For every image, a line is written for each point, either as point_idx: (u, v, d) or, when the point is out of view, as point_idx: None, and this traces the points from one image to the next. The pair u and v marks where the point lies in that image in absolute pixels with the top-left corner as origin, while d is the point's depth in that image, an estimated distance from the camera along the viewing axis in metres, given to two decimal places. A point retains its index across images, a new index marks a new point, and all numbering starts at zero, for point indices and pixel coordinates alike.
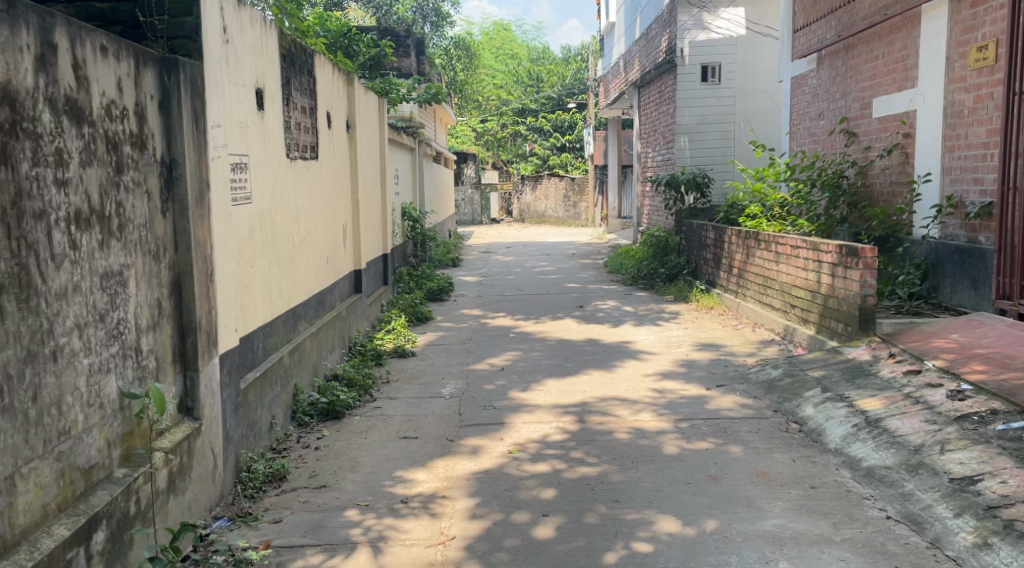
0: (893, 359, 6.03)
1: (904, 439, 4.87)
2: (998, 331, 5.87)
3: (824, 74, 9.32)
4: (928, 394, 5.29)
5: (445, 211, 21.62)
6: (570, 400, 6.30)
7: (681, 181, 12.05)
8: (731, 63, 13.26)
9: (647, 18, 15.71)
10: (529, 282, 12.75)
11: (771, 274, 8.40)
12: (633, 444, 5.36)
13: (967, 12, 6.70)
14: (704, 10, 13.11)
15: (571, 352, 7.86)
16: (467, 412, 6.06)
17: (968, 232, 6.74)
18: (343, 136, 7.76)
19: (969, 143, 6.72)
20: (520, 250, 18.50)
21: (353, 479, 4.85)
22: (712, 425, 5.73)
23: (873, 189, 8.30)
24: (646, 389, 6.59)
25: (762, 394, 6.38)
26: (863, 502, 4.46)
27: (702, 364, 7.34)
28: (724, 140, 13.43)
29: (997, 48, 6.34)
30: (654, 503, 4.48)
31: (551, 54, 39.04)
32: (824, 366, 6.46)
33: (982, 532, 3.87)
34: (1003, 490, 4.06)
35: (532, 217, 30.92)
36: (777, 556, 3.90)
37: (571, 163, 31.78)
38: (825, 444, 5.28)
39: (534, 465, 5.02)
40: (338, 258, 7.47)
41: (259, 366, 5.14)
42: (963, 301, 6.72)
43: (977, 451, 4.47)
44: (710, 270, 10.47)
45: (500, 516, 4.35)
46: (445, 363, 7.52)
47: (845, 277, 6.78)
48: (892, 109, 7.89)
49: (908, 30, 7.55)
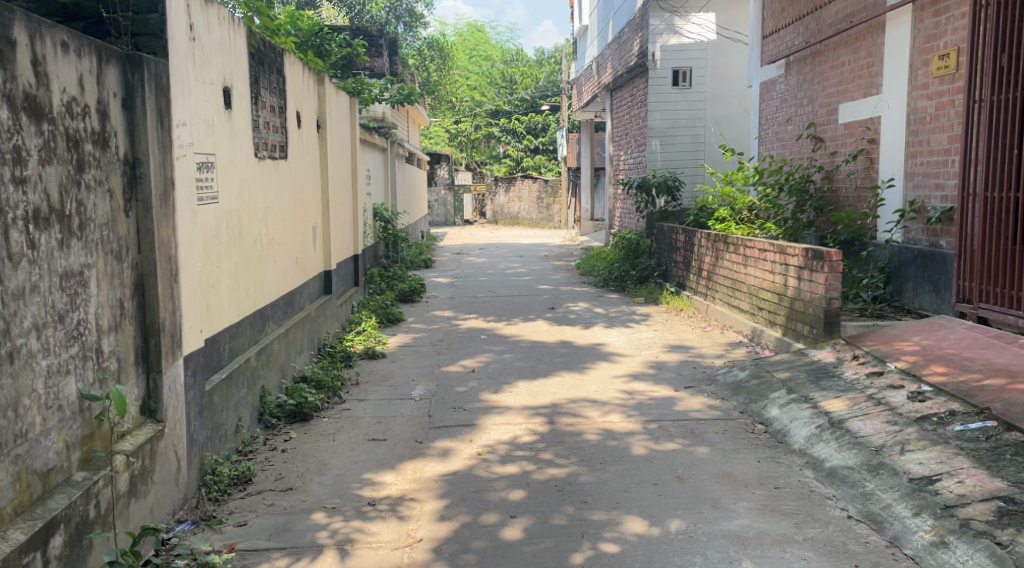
0: (857, 361, 6.13)
1: (866, 440, 4.95)
2: (957, 334, 5.95)
3: (791, 80, 9.40)
4: (889, 395, 5.39)
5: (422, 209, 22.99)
6: (540, 402, 6.33)
7: (653, 184, 12.00)
8: (702, 68, 13.33)
9: (619, 22, 15.82)
10: (502, 284, 12.77)
11: (739, 277, 8.48)
12: (602, 445, 5.40)
13: (930, 21, 6.80)
14: (676, 15, 13.17)
15: (542, 354, 7.87)
16: (436, 414, 6.07)
17: (930, 236, 6.85)
18: (312, 136, 7.72)
19: (931, 150, 6.83)
20: (494, 250, 18.92)
21: (321, 481, 4.84)
22: (679, 426, 5.77)
23: (838, 194, 8.38)
24: (616, 390, 6.63)
25: (729, 396, 6.45)
26: (826, 502, 4.52)
27: (671, 365, 7.41)
28: (694, 144, 13.51)
29: (959, 56, 6.45)
30: (622, 504, 4.51)
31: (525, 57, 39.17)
32: (790, 367, 6.53)
33: (939, 531, 3.95)
34: (961, 489, 4.15)
35: (506, 219, 31.13)
36: (740, 556, 3.95)
37: (544, 166, 31.46)
38: (790, 445, 5.35)
39: (502, 467, 5.03)
40: (307, 258, 7.42)
41: (224, 367, 5.10)
42: (925, 304, 6.82)
43: (935, 451, 4.55)
44: (680, 273, 10.55)
45: (468, 518, 4.36)
46: (416, 364, 7.52)
47: (811, 280, 6.86)
48: (857, 116, 7.99)
49: (873, 38, 7.66)
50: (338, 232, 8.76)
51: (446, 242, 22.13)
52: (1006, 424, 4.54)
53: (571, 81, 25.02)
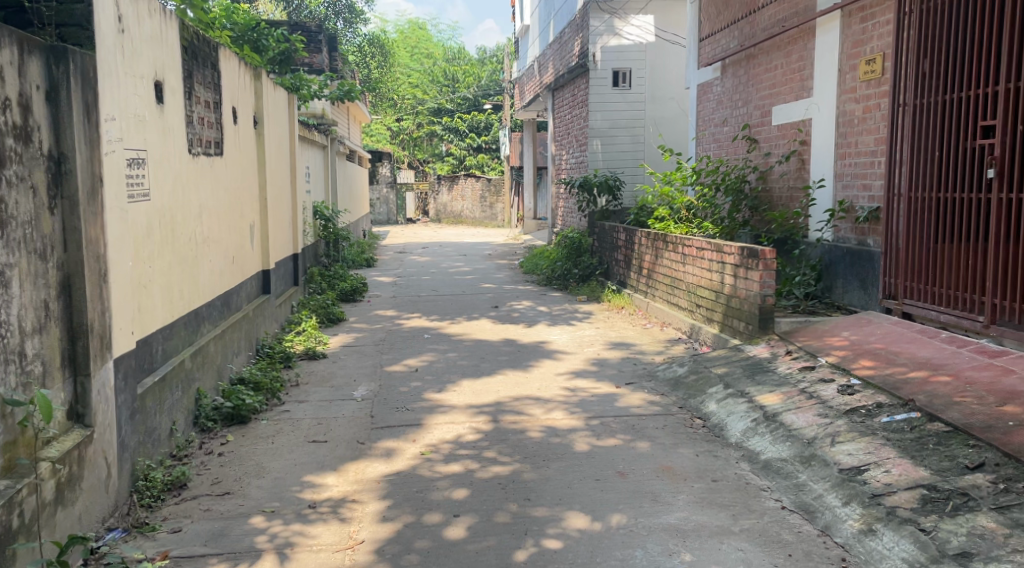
0: (790, 356, 6.31)
1: (799, 432, 5.11)
2: (884, 329, 6.17)
3: (727, 82, 9.59)
4: (821, 388, 5.57)
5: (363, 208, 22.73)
6: (483, 400, 6.37)
7: (594, 183, 12.10)
8: (641, 69, 13.56)
9: (560, 22, 15.94)
10: (444, 283, 12.75)
11: (678, 275, 8.64)
12: (544, 442, 5.46)
13: (857, 27, 7.03)
14: (615, 16, 13.39)
15: (485, 353, 7.91)
16: (378, 414, 6.07)
17: (858, 235, 7.08)
18: (249, 133, 7.63)
19: (859, 151, 7.06)
20: (437, 250, 18.54)
21: (259, 485, 4.81)
22: (621, 422, 5.87)
23: (772, 194, 8.60)
24: (559, 388, 6.71)
25: (668, 391, 6.58)
26: (761, 493, 4.66)
27: (613, 362, 7.51)
28: (634, 144, 13.70)
29: (884, 62, 6.68)
30: (564, 500, 4.58)
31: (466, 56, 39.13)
32: (727, 362, 6.69)
33: (867, 519, 4.10)
34: (887, 478, 4.32)
35: (449, 217, 30.99)
36: (680, 548, 4.05)
37: (487, 164, 31.73)
38: (726, 438, 5.49)
39: (445, 466, 5.06)
40: (244, 258, 7.33)
41: (157, 370, 5.03)
42: (853, 301, 7.05)
43: (863, 442, 4.73)
44: (622, 271, 10.68)
45: (411, 518, 4.38)
46: (357, 365, 7.49)
47: (747, 278, 7.03)
48: (789, 118, 8.21)
49: (804, 42, 7.87)
50: (276, 231, 8.67)
51: (388, 241, 21.89)
52: (929, 415, 4.73)
53: (512, 80, 25.16)
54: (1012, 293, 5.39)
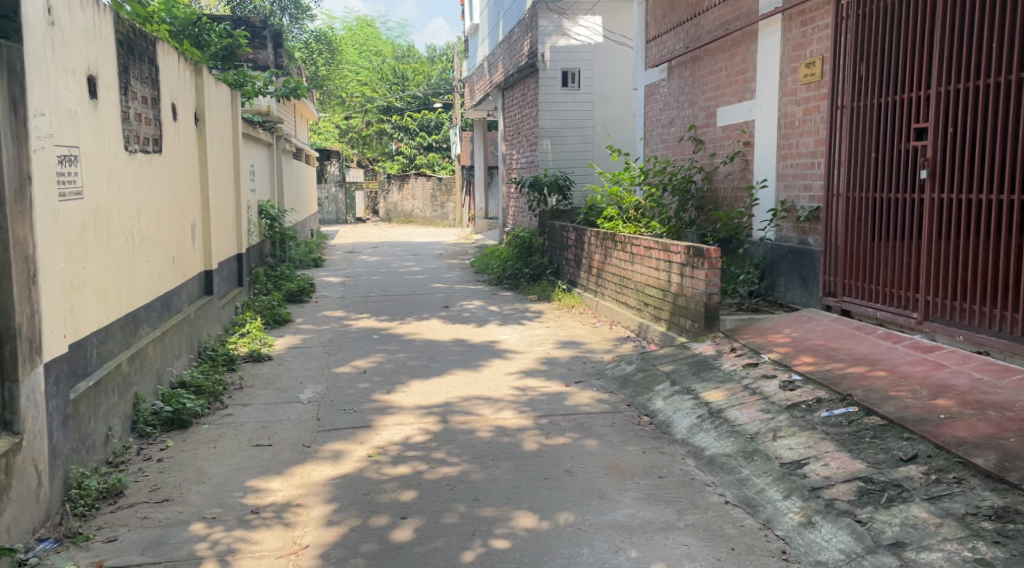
0: (734, 353, 6.43)
1: (742, 427, 5.21)
2: (824, 326, 6.33)
3: (674, 84, 9.72)
4: (763, 384, 5.69)
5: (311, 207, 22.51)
6: (432, 401, 6.37)
7: (545, 182, 12.15)
8: (591, 69, 13.66)
9: (509, 22, 15.99)
10: (394, 283, 12.71)
11: (627, 273, 8.74)
12: (494, 442, 5.49)
13: (798, 31, 7.19)
14: (564, 16, 13.48)
15: (435, 353, 7.91)
16: (325, 416, 6.04)
17: (799, 234, 7.24)
18: (190, 130, 7.53)
19: (800, 152, 7.22)
20: (387, 250, 18.39)
21: (200, 491, 4.76)
22: (570, 420, 5.93)
23: (717, 194, 8.76)
24: (509, 387, 6.74)
25: (616, 389, 6.66)
26: (706, 488, 4.75)
27: (562, 361, 7.58)
28: (583, 144, 13.81)
29: (822, 65, 6.84)
30: (512, 499, 4.62)
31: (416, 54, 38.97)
32: (674, 360, 6.79)
33: (807, 512, 4.21)
34: (826, 471, 4.43)
35: (399, 216, 30.85)
36: (626, 545, 4.12)
37: (438, 163, 31.48)
38: (673, 435, 5.58)
39: (393, 468, 5.06)
40: (185, 258, 7.23)
41: (92, 374, 4.94)
42: (795, 298, 7.22)
43: (803, 437, 4.85)
44: (572, 270, 10.77)
45: (357, 521, 4.38)
46: (303, 367, 7.44)
47: (693, 277, 7.15)
48: (733, 119, 8.36)
49: (747, 45, 8.03)
50: (219, 230, 8.56)
51: (336, 241, 21.69)
52: (866, 409, 4.86)
53: (462, 79, 25.14)
54: (944, 290, 5.57)
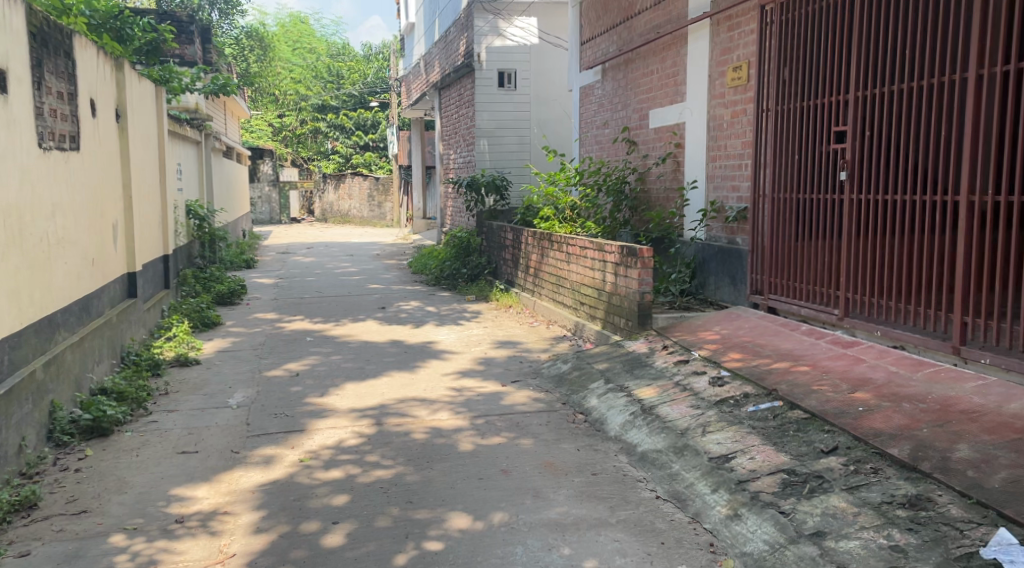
0: (666, 350, 6.54)
1: (673, 423, 5.32)
2: (751, 323, 6.50)
3: (608, 85, 9.85)
4: (694, 381, 5.81)
5: (242, 207, 22.14)
6: (367, 404, 6.35)
7: (482, 183, 12.18)
8: (526, 70, 13.77)
9: (445, 21, 15.98)
10: (329, 284, 12.60)
11: (563, 273, 8.82)
12: (429, 443, 5.51)
13: (725, 35, 7.36)
14: (499, 18, 13.55)
15: (371, 354, 7.88)
16: (255, 421, 5.97)
17: (728, 234, 7.41)
18: (111, 127, 7.37)
19: (728, 154, 7.39)
20: (323, 250, 18.36)
21: (121, 501, 4.66)
22: (506, 420, 5.97)
23: (650, 195, 8.92)
24: (445, 388, 6.76)
25: (552, 388, 6.72)
26: (637, 484, 4.83)
27: (499, 361, 7.62)
28: (520, 145, 13.89)
29: (748, 69, 7.02)
30: (447, 501, 4.64)
31: (352, 51, 38.61)
32: (608, 358, 6.88)
33: (733, 504, 4.31)
34: (752, 465, 4.55)
35: (335, 216, 30.53)
36: (559, 542, 4.17)
37: (374, 163, 31.32)
38: (607, 432, 5.66)
39: (325, 472, 5.04)
40: (106, 260, 7.08)
41: (3, 382, 4.79)
42: (724, 296, 7.39)
43: (731, 431, 4.97)
44: (509, 271, 10.82)
45: (286, 528, 4.35)
46: (232, 371, 7.34)
47: (626, 276, 7.25)
48: (665, 121, 8.51)
49: (677, 49, 8.19)
50: (143, 230, 8.40)
51: (269, 242, 21.41)
52: (790, 404, 5.01)
53: (398, 78, 25.00)
54: (864, 287, 5.77)
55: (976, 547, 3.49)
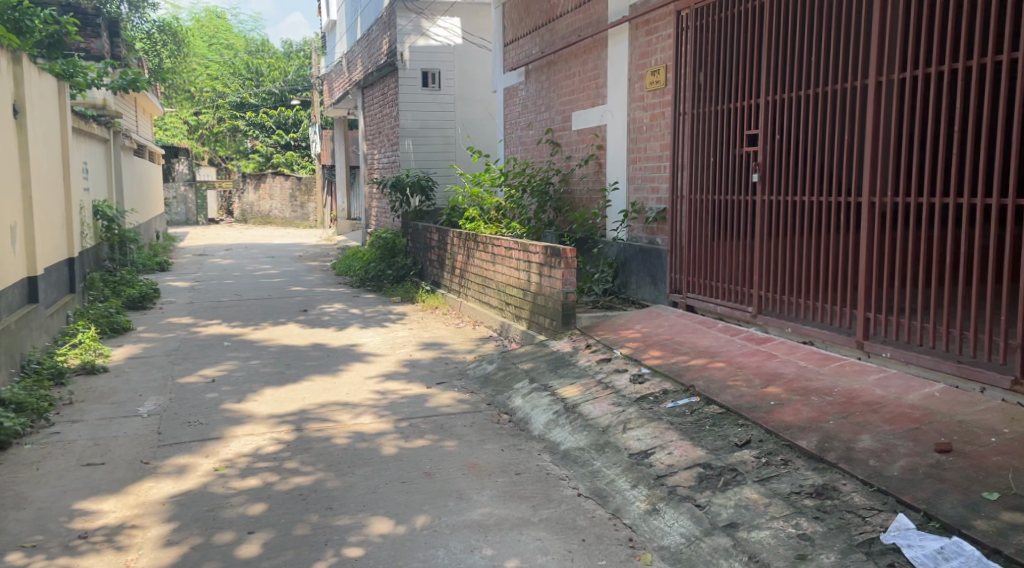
0: (590, 349, 6.62)
1: (595, 421, 5.39)
2: (671, 321, 6.64)
3: (531, 87, 9.91)
4: (615, 379, 5.90)
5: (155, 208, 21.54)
6: (286, 409, 6.27)
7: (407, 183, 12.12)
8: (451, 71, 13.79)
9: (367, 19, 15.86)
10: (248, 287, 12.37)
11: (488, 274, 8.84)
12: (350, 448, 5.47)
13: (643, 40, 7.49)
14: (422, 17, 13.50)
15: (291, 358, 7.78)
16: (166, 430, 5.83)
17: (648, 234, 7.55)
18: (8, 124, 7.10)
19: (647, 156, 7.52)
20: (241, 250, 18.27)
21: (18, 518, 4.50)
22: (430, 422, 5.96)
23: (574, 196, 9.03)
24: (368, 391, 6.71)
25: (477, 389, 6.74)
26: (560, 482, 4.89)
27: (424, 363, 7.60)
28: (445, 145, 13.89)
29: (666, 73, 7.16)
30: (368, 505, 4.61)
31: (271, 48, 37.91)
32: (533, 358, 6.92)
33: (652, 499, 4.39)
34: (670, 460, 4.65)
35: (256, 217, 29.98)
36: (481, 543, 4.19)
37: (297, 163, 30.95)
38: (531, 431, 5.70)
39: (241, 481, 4.96)
40: (3, 264, 6.81)
41: None
42: (645, 296, 7.53)
43: (650, 427, 5.06)
44: (435, 271, 10.80)
45: (199, 539, 4.27)
46: (143, 378, 7.15)
47: (550, 276, 7.30)
48: (587, 123, 8.62)
49: (598, 52, 8.30)
50: (44, 232, 8.11)
51: (184, 243, 20.89)
52: (707, 399, 5.14)
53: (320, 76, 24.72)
54: (775, 286, 5.96)
55: (876, 533, 3.64)
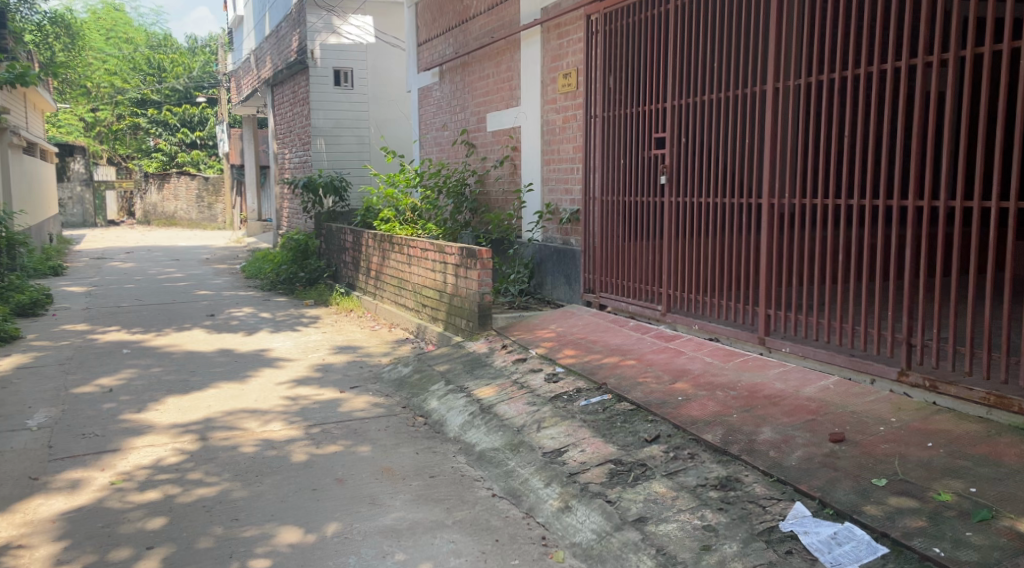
0: (505, 349, 6.61)
1: (510, 421, 5.38)
2: (585, 321, 6.69)
3: (445, 87, 9.86)
4: (530, 378, 5.90)
5: (49, 209, 20.62)
6: (191, 418, 6.07)
7: (320, 183, 11.89)
8: (363, 69, 13.62)
9: (276, 14, 15.53)
10: (150, 292, 11.94)
11: (404, 276, 8.74)
12: (259, 456, 5.32)
13: (555, 43, 7.53)
14: (333, 14, 13.28)
15: (196, 365, 7.54)
16: (59, 443, 5.57)
17: (562, 235, 7.59)
18: None
19: (560, 158, 7.56)
20: (142, 253, 17.67)
21: None
22: (342, 427, 5.85)
23: (489, 197, 9.04)
24: (279, 397, 6.55)
25: (392, 392, 6.65)
26: (475, 483, 4.86)
27: (338, 367, 7.47)
28: (358, 145, 13.73)
29: (577, 76, 7.21)
30: (276, 515, 4.49)
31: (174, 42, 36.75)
32: (449, 360, 6.86)
33: (564, 497, 4.39)
34: (582, 457, 4.66)
35: (159, 218, 29.01)
36: (393, 549, 4.12)
37: (202, 162, 30.38)
38: (446, 433, 5.66)
39: (140, 494, 4.77)
40: None
41: None
42: (561, 296, 7.57)
43: (564, 425, 5.07)
44: (350, 274, 10.64)
45: (93, 558, 4.08)
46: (34, 389, 6.82)
47: (467, 277, 7.24)
48: (501, 125, 8.62)
49: (511, 54, 8.31)
50: None
51: (81, 246, 20.07)
52: (618, 397, 5.18)
53: (227, 73, 24.09)
54: (682, 284, 6.06)
55: (776, 521, 3.72)
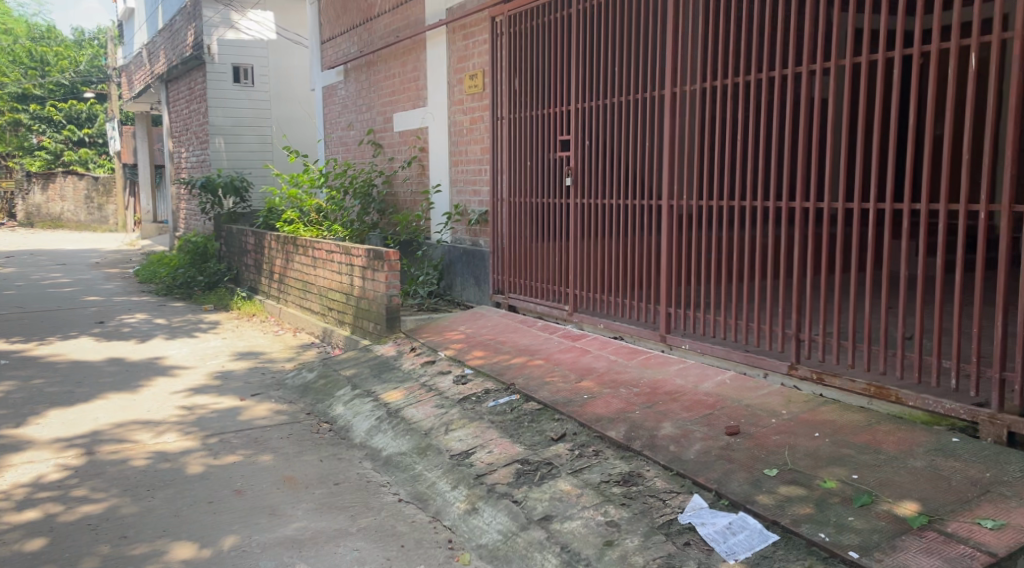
0: (414, 352, 6.50)
1: (418, 424, 5.28)
2: (494, 322, 6.64)
3: (350, 86, 9.67)
4: (438, 381, 5.81)
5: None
6: (76, 431, 5.74)
7: (219, 184, 11.50)
8: (264, 67, 13.24)
9: (171, 8, 14.98)
10: (34, 298, 11.31)
11: (309, 278, 8.52)
12: (151, 469, 5.07)
13: (461, 43, 7.46)
14: (231, 8, 12.93)
15: (83, 376, 7.15)
16: None
17: (471, 236, 7.52)
18: None
19: (468, 159, 7.50)
20: (25, 258, 16.72)
21: None
22: (241, 436, 5.64)
23: (397, 198, 8.90)
24: (175, 407, 6.27)
25: (296, 399, 6.46)
26: (381, 489, 4.74)
27: (238, 374, 7.21)
28: (260, 145, 13.36)
29: (483, 78, 7.15)
30: (169, 530, 4.28)
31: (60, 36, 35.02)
32: (356, 364, 6.70)
33: (471, 499, 4.32)
34: (490, 458, 4.60)
35: (44, 221, 27.56)
36: (293, 560, 3.97)
37: (93, 161, 28.79)
38: (352, 439, 5.51)
39: (17, 514, 4.47)
40: None
41: None
42: (470, 297, 7.51)
43: (472, 427, 5.00)
44: (252, 277, 10.32)
45: None
46: None
47: (374, 279, 7.09)
48: (408, 125, 8.50)
49: (417, 54, 8.20)
50: None
51: None
52: (526, 397, 5.14)
53: (118, 69, 23.12)
54: (589, 284, 6.08)
55: (675, 514, 3.73)
